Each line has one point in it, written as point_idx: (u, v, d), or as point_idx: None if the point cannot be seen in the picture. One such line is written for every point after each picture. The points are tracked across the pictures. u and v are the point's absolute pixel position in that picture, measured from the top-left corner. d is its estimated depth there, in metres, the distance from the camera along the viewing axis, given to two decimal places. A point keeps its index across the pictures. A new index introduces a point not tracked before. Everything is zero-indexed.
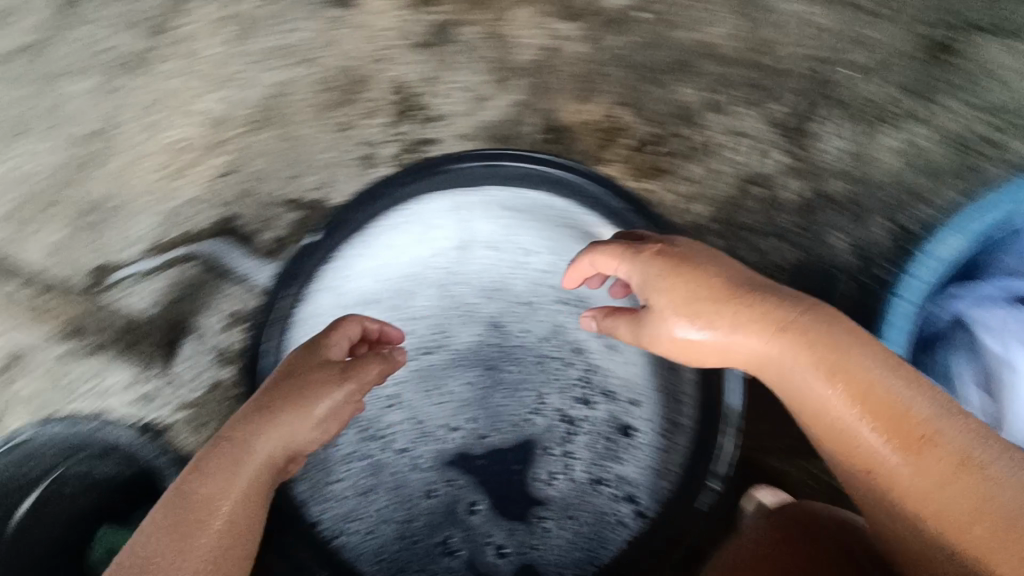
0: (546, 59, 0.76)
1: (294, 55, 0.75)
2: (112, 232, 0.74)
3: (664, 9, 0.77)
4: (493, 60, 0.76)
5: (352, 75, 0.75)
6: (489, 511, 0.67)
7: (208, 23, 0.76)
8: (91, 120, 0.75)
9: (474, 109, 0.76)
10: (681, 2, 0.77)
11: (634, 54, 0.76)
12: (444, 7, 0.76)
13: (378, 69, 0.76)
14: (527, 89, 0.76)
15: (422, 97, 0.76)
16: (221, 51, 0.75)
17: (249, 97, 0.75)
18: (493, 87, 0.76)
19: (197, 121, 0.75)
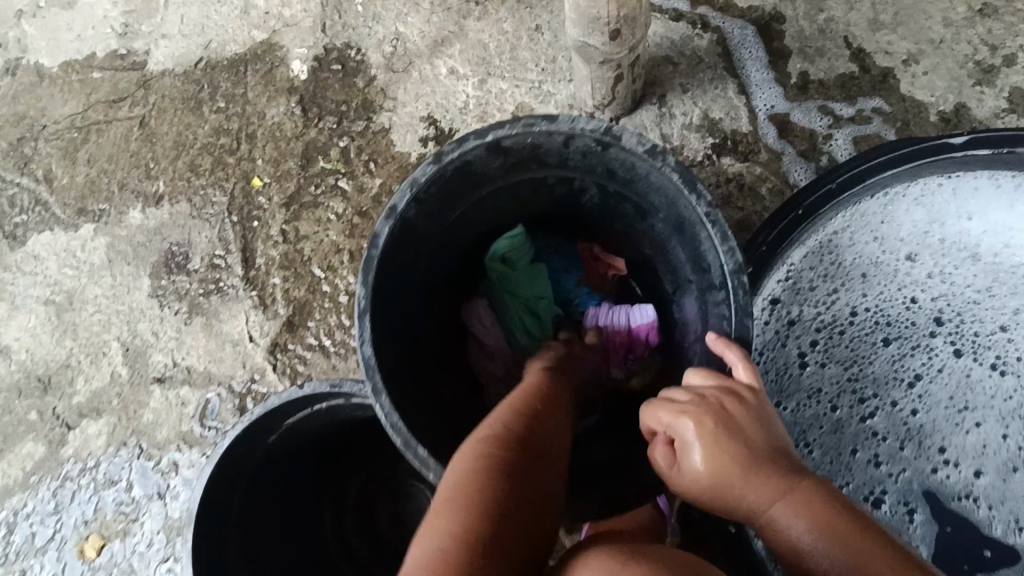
0: (888, 63, 0.96)
1: (746, 54, 1.01)
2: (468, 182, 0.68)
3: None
4: (833, 73, 0.98)
5: (791, 52, 1.00)
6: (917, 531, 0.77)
7: (662, 36, 1.04)
8: (569, 101, 1.04)
9: (811, 87, 0.97)
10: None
11: (964, 66, 0.94)
12: (783, 43, 1.00)
13: (827, 67, 0.98)
14: (860, 75, 0.97)
15: (795, 84, 0.98)
16: (678, 40, 1.03)
17: (723, 107, 0.99)
18: (860, 80, 0.96)
19: (684, 97, 1.00)
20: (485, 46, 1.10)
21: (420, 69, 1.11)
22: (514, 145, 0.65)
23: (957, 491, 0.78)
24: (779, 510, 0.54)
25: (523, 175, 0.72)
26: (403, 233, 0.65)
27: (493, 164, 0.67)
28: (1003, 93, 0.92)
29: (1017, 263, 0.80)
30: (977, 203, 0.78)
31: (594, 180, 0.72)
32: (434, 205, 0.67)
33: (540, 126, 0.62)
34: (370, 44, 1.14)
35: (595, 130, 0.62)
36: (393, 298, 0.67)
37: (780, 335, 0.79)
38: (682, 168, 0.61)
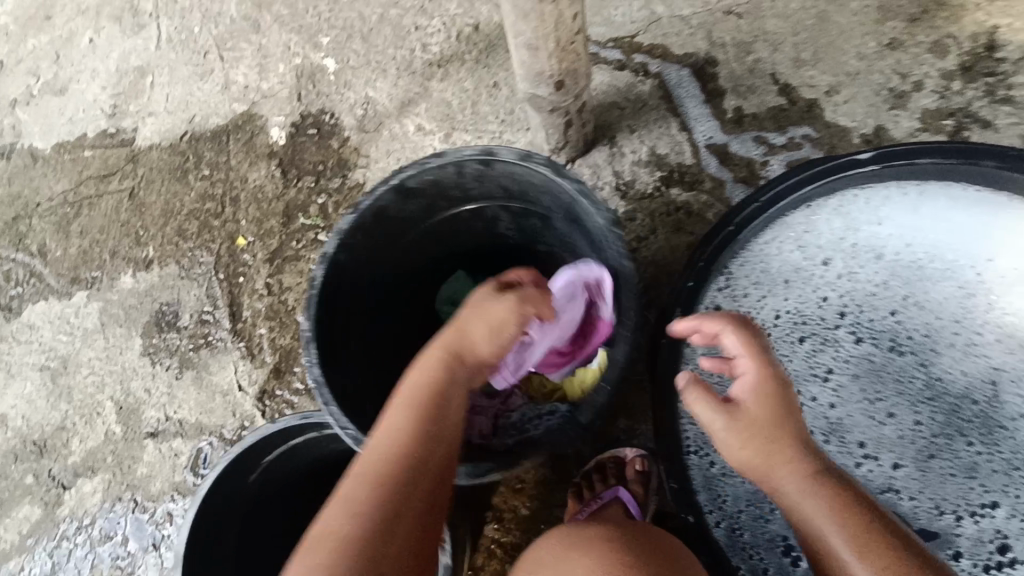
0: (812, 96, 1.06)
1: (684, 95, 1.11)
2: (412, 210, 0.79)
3: (936, 69, 1.03)
4: (764, 107, 1.07)
5: (725, 91, 1.10)
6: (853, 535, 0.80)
7: (608, 86, 1.14)
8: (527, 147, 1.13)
9: (745, 121, 1.07)
10: (931, 69, 1.04)
11: (880, 93, 1.04)
12: (717, 84, 1.10)
13: (759, 102, 1.08)
14: (788, 107, 1.06)
15: (731, 119, 1.07)
16: (622, 88, 1.13)
17: (667, 143, 1.08)
18: (788, 112, 1.06)
19: (632, 137, 1.10)
20: (448, 104, 1.20)
21: (390, 128, 1.21)
22: (448, 174, 0.76)
23: (879, 484, 0.86)
24: (798, 488, 0.63)
25: (442, 210, 0.82)
26: (339, 272, 0.74)
27: (410, 205, 0.78)
28: (917, 114, 1.02)
29: (932, 257, 0.87)
30: (891, 210, 0.84)
31: (509, 206, 0.81)
32: (366, 244, 0.77)
33: (436, 163, 0.73)
34: (344, 109, 1.24)
35: (514, 156, 0.72)
36: (339, 329, 0.77)
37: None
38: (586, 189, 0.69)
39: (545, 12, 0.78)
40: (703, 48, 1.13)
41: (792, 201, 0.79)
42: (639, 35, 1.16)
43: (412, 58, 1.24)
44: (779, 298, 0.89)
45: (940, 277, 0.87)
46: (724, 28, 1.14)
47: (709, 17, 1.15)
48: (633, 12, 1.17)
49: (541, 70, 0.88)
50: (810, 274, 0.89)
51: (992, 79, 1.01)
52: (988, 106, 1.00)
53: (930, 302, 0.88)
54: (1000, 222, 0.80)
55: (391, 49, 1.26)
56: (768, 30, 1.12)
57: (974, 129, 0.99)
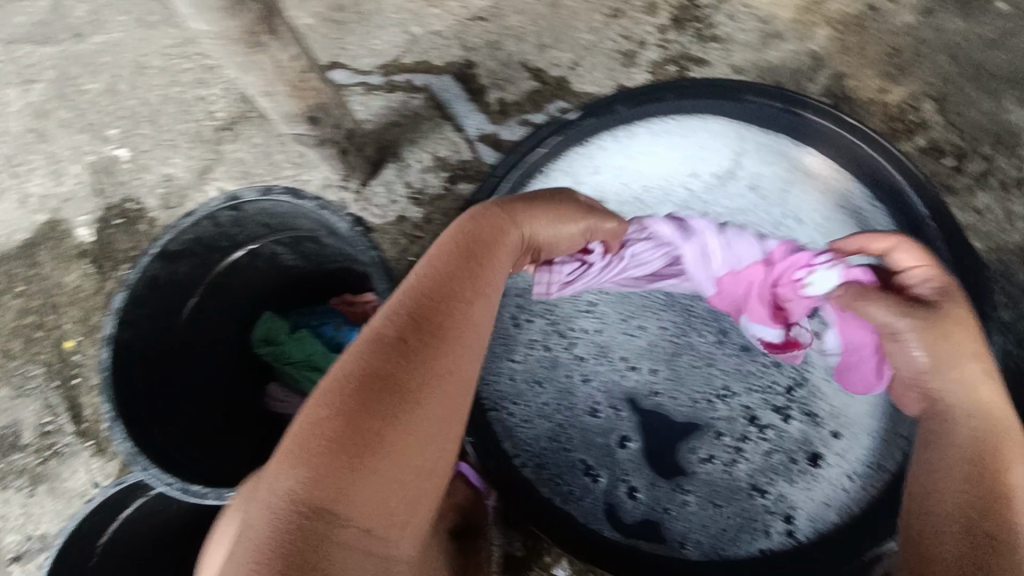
0: (560, 73, 1.18)
1: (452, 100, 1.20)
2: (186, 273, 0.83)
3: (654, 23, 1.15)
4: (522, 94, 1.18)
5: (486, 88, 1.20)
6: (636, 449, 0.95)
7: (382, 108, 1.21)
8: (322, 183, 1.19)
9: (509, 110, 1.18)
10: (651, 24, 1.15)
11: (614, 57, 1.16)
12: (479, 83, 1.20)
13: (516, 90, 1.18)
14: (543, 88, 1.18)
15: (497, 112, 1.18)
16: (396, 107, 1.21)
17: (446, 147, 1.17)
18: (544, 93, 1.18)
19: (414, 150, 1.18)
20: (246, 162, 1.25)
21: (194, 198, 1.25)
22: (205, 230, 0.80)
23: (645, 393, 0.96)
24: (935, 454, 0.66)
25: (217, 262, 0.87)
26: (131, 347, 0.79)
27: (181, 268, 0.82)
28: (646, 68, 1.14)
29: (650, 190, 0.95)
30: (607, 160, 0.94)
31: (277, 237, 0.88)
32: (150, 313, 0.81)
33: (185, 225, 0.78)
34: (146, 191, 1.27)
35: (254, 194, 0.78)
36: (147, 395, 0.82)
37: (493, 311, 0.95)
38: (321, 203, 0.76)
39: (261, 60, 0.83)
40: (459, 53, 1.22)
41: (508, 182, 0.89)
42: (401, 55, 1.24)
43: (202, 128, 1.28)
44: None
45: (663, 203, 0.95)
46: (472, 32, 1.23)
47: (460, 25, 1.23)
48: (390, 36, 1.25)
49: (288, 111, 0.93)
50: None
51: (700, 19, 1.13)
52: (700, 45, 1.12)
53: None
54: (691, 142, 0.93)
55: (179, 124, 1.29)
56: (512, 25, 1.21)
57: (694, 68, 1.12)
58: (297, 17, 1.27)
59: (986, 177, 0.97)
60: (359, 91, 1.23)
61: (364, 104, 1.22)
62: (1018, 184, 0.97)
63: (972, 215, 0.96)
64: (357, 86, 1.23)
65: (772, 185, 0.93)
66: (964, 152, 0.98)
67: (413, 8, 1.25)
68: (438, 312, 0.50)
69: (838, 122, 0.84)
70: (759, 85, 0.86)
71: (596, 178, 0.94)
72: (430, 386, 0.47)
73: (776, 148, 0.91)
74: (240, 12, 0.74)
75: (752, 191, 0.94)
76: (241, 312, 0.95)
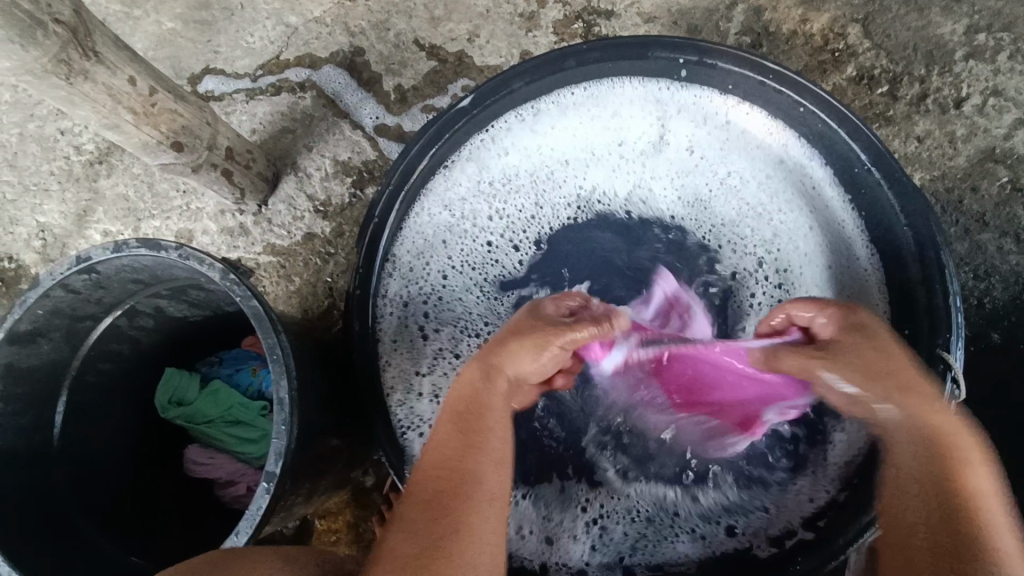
0: (458, 46, 1.05)
1: (343, 94, 1.07)
2: (48, 352, 0.71)
3: None
4: (419, 77, 1.06)
5: (378, 75, 1.07)
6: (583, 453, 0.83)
7: (269, 114, 1.08)
8: (218, 210, 1.06)
9: (408, 97, 1.06)
10: None
11: (515, 20, 1.04)
12: (369, 71, 1.07)
13: (413, 74, 1.06)
14: (441, 66, 1.06)
15: (394, 101, 1.06)
16: (284, 110, 1.08)
17: (346, 149, 1.05)
18: (443, 72, 1.06)
19: (312, 158, 1.06)
20: (123, 198, 1.09)
21: (76, 246, 1.10)
22: (55, 302, 0.67)
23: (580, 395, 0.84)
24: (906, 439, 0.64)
25: (90, 330, 0.74)
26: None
27: (43, 348, 0.70)
28: (550, 30, 1.03)
29: (573, 165, 0.88)
30: (520, 140, 0.85)
31: (155, 292, 0.76)
32: (12, 406, 0.69)
33: (32, 299, 0.65)
34: (20, 247, 1.11)
35: (107, 251, 0.65)
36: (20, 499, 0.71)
37: (403, 328, 0.84)
38: (185, 250, 0.64)
39: (90, 91, 0.69)
40: (341, 38, 1.08)
41: (414, 178, 0.79)
42: (276, 49, 1.08)
43: (69, 165, 1.11)
44: (470, 261, 0.87)
45: (588, 176, 0.88)
46: (352, 13, 1.08)
47: (339, 7, 1.08)
48: (258, 29, 1.09)
49: (145, 141, 0.80)
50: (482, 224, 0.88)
51: None
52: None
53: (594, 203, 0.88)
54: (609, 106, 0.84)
55: (45, 164, 1.11)
56: (397, 0, 1.07)
57: (601, 22, 1.01)
58: (156, 23, 1.10)
59: (923, 100, 0.91)
60: (240, 98, 1.08)
61: (248, 112, 1.08)
62: (958, 103, 0.90)
63: (913, 143, 0.90)
64: (235, 93, 1.09)
65: (703, 143, 0.85)
66: (896, 75, 0.92)
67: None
68: (465, 462, 0.65)
69: (759, 72, 0.74)
70: (667, 37, 0.75)
71: (510, 155, 0.86)
72: (462, 537, 0.61)
73: (701, 102, 0.82)
74: (42, 39, 0.61)
75: (684, 152, 0.86)
76: (135, 375, 0.83)
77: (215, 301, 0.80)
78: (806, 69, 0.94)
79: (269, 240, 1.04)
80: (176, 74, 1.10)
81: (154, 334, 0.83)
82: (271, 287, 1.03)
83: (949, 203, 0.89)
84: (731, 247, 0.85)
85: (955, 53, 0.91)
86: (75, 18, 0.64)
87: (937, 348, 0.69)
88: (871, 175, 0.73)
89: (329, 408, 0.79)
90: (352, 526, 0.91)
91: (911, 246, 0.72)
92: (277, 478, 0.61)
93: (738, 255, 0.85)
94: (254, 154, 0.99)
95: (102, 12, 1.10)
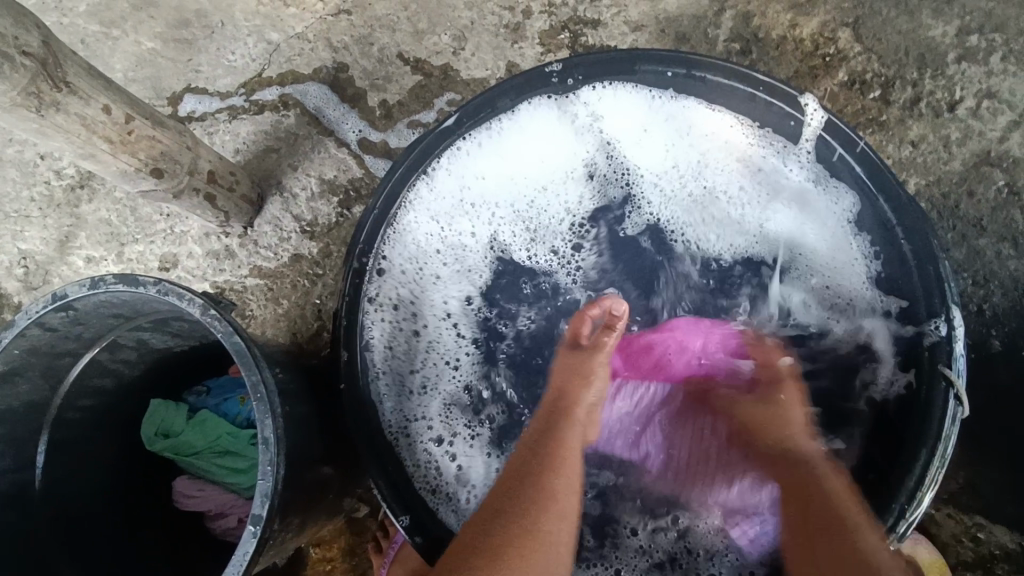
0: (443, 60, 1.04)
1: (328, 111, 1.05)
2: (27, 391, 0.68)
3: None
4: (404, 92, 1.04)
5: (363, 91, 1.05)
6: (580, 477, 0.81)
7: (253, 133, 1.06)
8: (203, 233, 1.04)
9: (394, 112, 1.04)
10: None
11: (500, 32, 1.02)
12: (353, 87, 1.05)
13: (398, 89, 1.04)
14: (427, 80, 1.04)
15: (380, 118, 1.04)
16: (268, 129, 1.06)
17: (332, 167, 1.03)
18: (429, 87, 1.04)
19: (297, 177, 1.04)
20: (106, 222, 1.07)
21: (59, 273, 1.08)
22: (33, 341, 0.65)
23: None
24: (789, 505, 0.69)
25: (71, 366, 0.72)
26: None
27: (21, 388, 0.68)
28: (536, 41, 1.01)
29: (552, 190, 0.85)
30: (503, 162, 0.82)
31: (137, 324, 0.74)
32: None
33: (7, 340, 0.63)
34: (2, 275, 1.09)
35: (85, 288, 0.63)
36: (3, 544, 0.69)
37: (397, 366, 0.80)
38: (165, 285, 0.62)
39: (63, 121, 0.67)
40: (325, 54, 1.06)
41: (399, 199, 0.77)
42: (258, 66, 1.06)
43: (50, 190, 1.09)
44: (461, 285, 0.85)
45: (572, 208, 0.86)
46: (335, 29, 1.06)
47: (321, 22, 1.06)
48: (240, 47, 1.07)
49: (123, 169, 0.78)
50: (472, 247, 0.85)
51: None
52: (591, 5, 0.99)
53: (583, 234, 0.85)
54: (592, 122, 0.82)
55: (25, 190, 1.09)
56: (380, 14, 1.05)
57: (588, 32, 1.00)
58: (135, 43, 1.08)
59: (916, 104, 0.89)
60: (222, 118, 1.06)
61: (231, 132, 1.06)
62: (952, 106, 0.89)
63: (907, 148, 0.89)
64: (217, 112, 1.06)
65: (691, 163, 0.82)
66: (889, 80, 0.90)
67: (267, 11, 1.06)
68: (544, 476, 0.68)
69: (750, 84, 0.72)
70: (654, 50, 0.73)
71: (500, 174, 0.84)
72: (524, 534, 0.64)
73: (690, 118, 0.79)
74: (9, 72, 0.59)
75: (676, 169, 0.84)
76: (119, 409, 0.81)
77: (199, 331, 0.78)
78: (797, 75, 0.92)
79: (255, 262, 1.02)
80: (157, 95, 1.07)
81: (138, 367, 0.80)
82: (259, 311, 1.01)
83: (944, 208, 0.87)
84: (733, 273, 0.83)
85: (948, 56, 0.89)
86: (44, 48, 0.62)
87: (938, 365, 0.67)
88: (868, 187, 0.71)
89: (318, 440, 0.77)
90: (346, 554, 0.89)
91: (909, 260, 0.70)
92: (264, 520, 0.59)
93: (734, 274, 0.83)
94: (237, 176, 0.97)
95: (80, 33, 1.08)
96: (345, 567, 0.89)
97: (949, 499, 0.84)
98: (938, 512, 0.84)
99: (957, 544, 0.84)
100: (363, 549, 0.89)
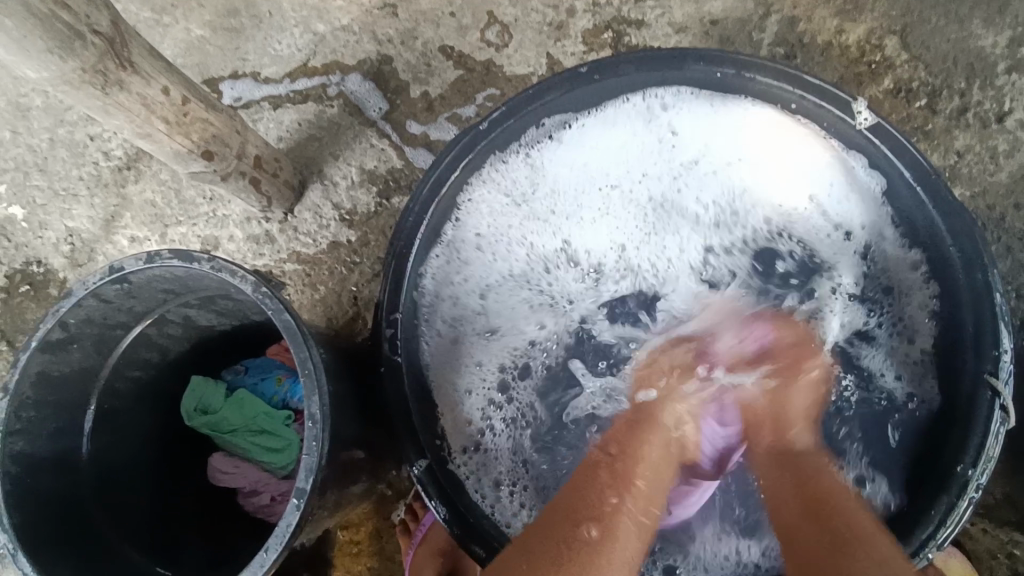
0: (486, 53, 1.05)
1: (368, 101, 1.07)
2: (81, 360, 0.71)
3: None
4: (447, 86, 1.05)
5: (406, 81, 1.06)
6: None
7: (294, 121, 1.08)
8: (244, 216, 1.06)
9: (436, 102, 1.05)
10: None
11: (543, 29, 1.03)
12: (395, 79, 1.07)
13: (440, 82, 1.06)
14: (470, 74, 1.05)
15: (418, 109, 1.06)
16: (311, 118, 1.07)
17: (371, 156, 1.05)
18: (470, 81, 1.05)
19: (337, 166, 1.06)
20: (152, 203, 1.10)
21: (104, 252, 1.11)
22: (88, 311, 0.67)
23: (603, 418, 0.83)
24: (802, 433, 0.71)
25: (121, 339, 0.75)
26: (23, 458, 0.68)
27: (75, 357, 0.70)
28: (579, 39, 1.02)
29: (605, 167, 0.86)
30: (560, 146, 0.84)
31: (185, 301, 0.76)
32: (45, 414, 0.69)
33: (66, 308, 0.65)
34: (48, 251, 1.11)
35: (141, 262, 0.65)
36: (55, 506, 0.71)
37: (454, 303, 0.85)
38: (218, 261, 0.64)
39: (125, 100, 0.69)
40: (368, 45, 1.07)
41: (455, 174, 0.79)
42: (302, 55, 1.08)
43: (98, 170, 1.11)
44: (510, 253, 0.87)
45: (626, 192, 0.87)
46: (380, 22, 1.07)
47: (367, 15, 1.07)
48: (286, 37, 1.09)
49: (175, 150, 0.80)
50: (519, 217, 0.87)
51: None
52: (635, 5, 1.00)
53: (628, 222, 0.87)
54: (648, 120, 0.83)
55: (75, 169, 1.12)
56: (424, 9, 1.07)
57: (631, 32, 1.00)
58: (185, 30, 1.10)
59: (963, 114, 0.89)
60: (267, 106, 1.09)
61: (276, 120, 1.08)
62: (1000, 118, 0.88)
63: (952, 157, 0.88)
64: (261, 100, 1.09)
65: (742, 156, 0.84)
66: (935, 88, 0.90)
67: (314, 2, 1.08)
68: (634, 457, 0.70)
69: (800, 88, 0.74)
70: (704, 50, 0.74)
71: (560, 143, 0.84)
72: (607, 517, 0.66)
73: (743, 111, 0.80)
74: (80, 50, 0.61)
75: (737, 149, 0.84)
76: (161, 382, 0.84)
77: (245, 310, 0.80)
78: (841, 81, 0.92)
79: (294, 248, 1.04)
80: (203, 81, 1.10)
81: (182, 341, 0.83)
82: (296, 296, 1.04)
83: (989, 219, 0.87)
84: (763, 252, 0.85)
85: (995, 67, 0.89)
86: (112, 28, 0.64)
87: (983, 372, 0.67)
88: (924, 190, 0.71)
89: (354, 423, 0.78)
90: (374, 537, 0.90)
91: (956, 265, 0.70)
92: (307, 495, 0.60)
93: (787, 254, 0.84)
94: (281, 162, 0.99)
95: (134, 19, 1.11)
96: (372, 550, 0.90)
97: (986, 514, 0.84)
98: (973, 526, 0.84)
99: (991, 560, 0.83)
100: (389, 532, 0.91)
